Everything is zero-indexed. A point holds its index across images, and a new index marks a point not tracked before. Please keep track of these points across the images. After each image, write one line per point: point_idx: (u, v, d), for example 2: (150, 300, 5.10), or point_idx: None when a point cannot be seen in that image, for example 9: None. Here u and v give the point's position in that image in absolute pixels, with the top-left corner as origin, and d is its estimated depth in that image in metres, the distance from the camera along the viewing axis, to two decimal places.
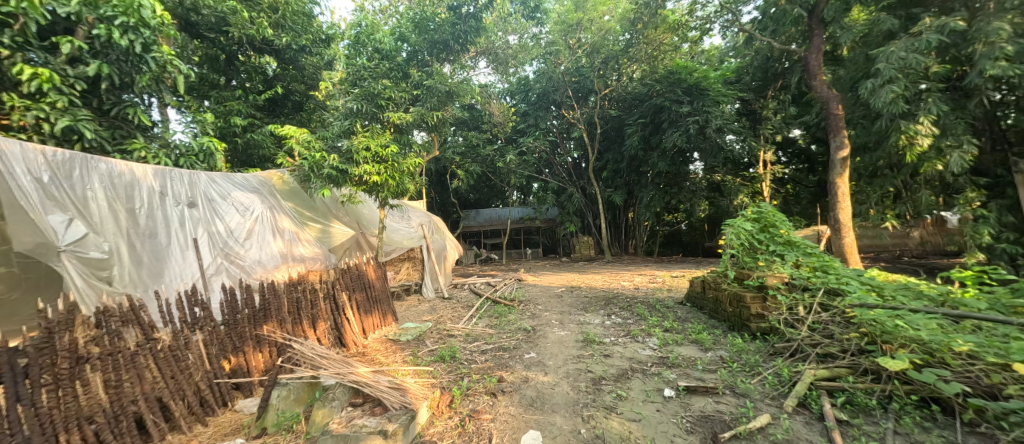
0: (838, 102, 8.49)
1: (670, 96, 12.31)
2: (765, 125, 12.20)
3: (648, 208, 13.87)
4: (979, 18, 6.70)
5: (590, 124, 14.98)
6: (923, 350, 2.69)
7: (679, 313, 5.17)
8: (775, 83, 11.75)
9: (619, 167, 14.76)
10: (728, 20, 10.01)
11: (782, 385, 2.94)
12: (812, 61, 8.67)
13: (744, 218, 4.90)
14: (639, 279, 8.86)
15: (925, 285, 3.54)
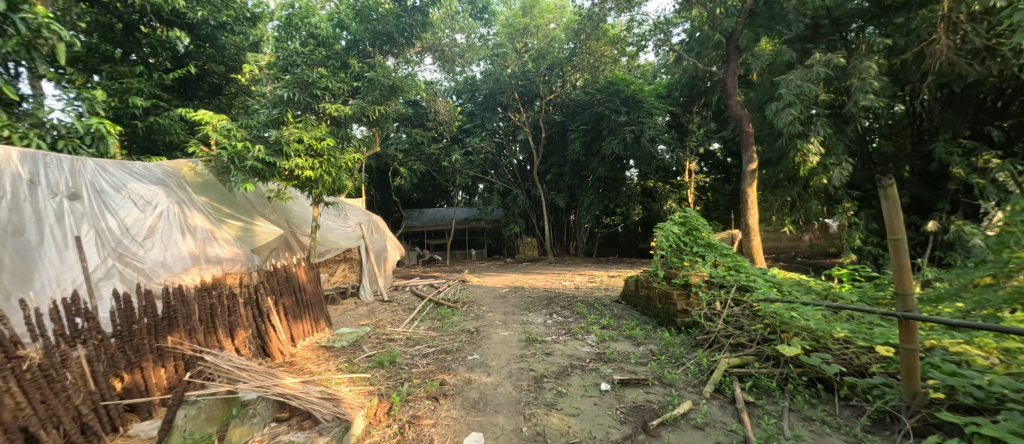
0: (749, 120, 9.63)
1: (608, 105, 13.06)
2: (690, 137, 13.42)
3: (588, 212, 14.40)
4: (855, 58, 7.99)
5: (535, 128, 15.32)
6: (811, 337, 3.15)
7: (615, 311, 5.48)
8: (699, 100, 12.93)
9: (562, 170, 15.27)
10: (661, 39, 10.83)
11: (702, 373, 3.26)
12: (729, 83, 9.71)
13: (672, 222, 5.32)
14: (579, 279, 9.23)
15: (813, 282, 4.16)
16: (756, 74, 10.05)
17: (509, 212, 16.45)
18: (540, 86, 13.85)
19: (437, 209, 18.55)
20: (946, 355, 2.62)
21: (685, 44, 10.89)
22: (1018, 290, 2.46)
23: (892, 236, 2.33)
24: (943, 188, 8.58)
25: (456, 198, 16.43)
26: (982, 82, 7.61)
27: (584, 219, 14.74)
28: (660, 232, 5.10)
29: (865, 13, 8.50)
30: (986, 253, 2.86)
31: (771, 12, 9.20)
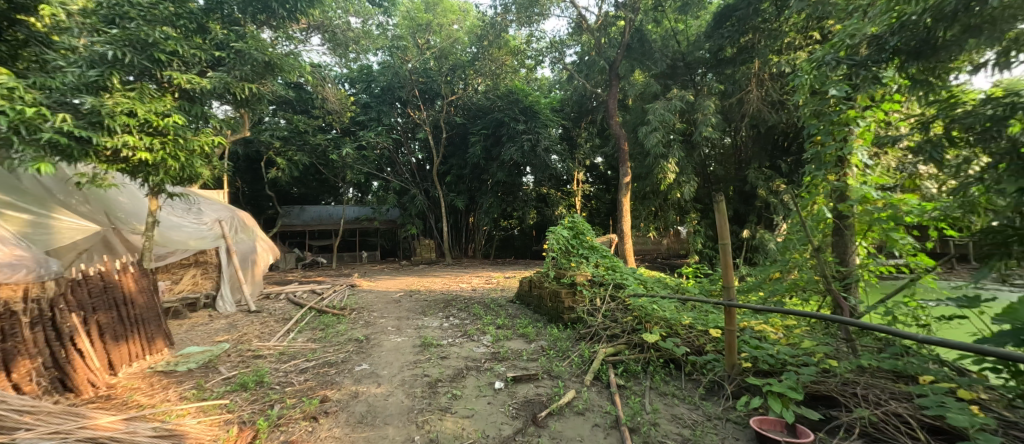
0: (624, 140, 11.10)
1: (507, 112, 13.61)
2: (580, 151, 14.79)
3: (487, 214, 14.82)
4: (700, 97, 9.83)
5: (435, 127, 14.98)
6: (666, 325, 3.76)
7: (509, 311, 5.70)
8: (586, 117, 14.62)
9: (462, 172, 15.22)
10: (556, 57, 12.30)
11: (584, 364, 3.61)
12: (611, 104, 11.07)
13: (561, 226, 5.75)
14: (476, 281, 9.30)
15: (671, 278, 4.93)
16: (633, 99, 11.54)
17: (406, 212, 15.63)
18: (442, 85, 13.65)
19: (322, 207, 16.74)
20: (753, 332, 3.40)
21: (578, 65, 12.10)
22: (794, 281, 3.36)
23: (720, 241, 2.90)
24: (750, 205, 11.11)
25: (346, 195, 14.97)
26: (776, 126, 10.12)
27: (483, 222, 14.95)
28: (552, 235, 5.48)
29: (709, 62, 10.56)
30: (777, 254, 3.83)
31: (642, 49, 10.80)
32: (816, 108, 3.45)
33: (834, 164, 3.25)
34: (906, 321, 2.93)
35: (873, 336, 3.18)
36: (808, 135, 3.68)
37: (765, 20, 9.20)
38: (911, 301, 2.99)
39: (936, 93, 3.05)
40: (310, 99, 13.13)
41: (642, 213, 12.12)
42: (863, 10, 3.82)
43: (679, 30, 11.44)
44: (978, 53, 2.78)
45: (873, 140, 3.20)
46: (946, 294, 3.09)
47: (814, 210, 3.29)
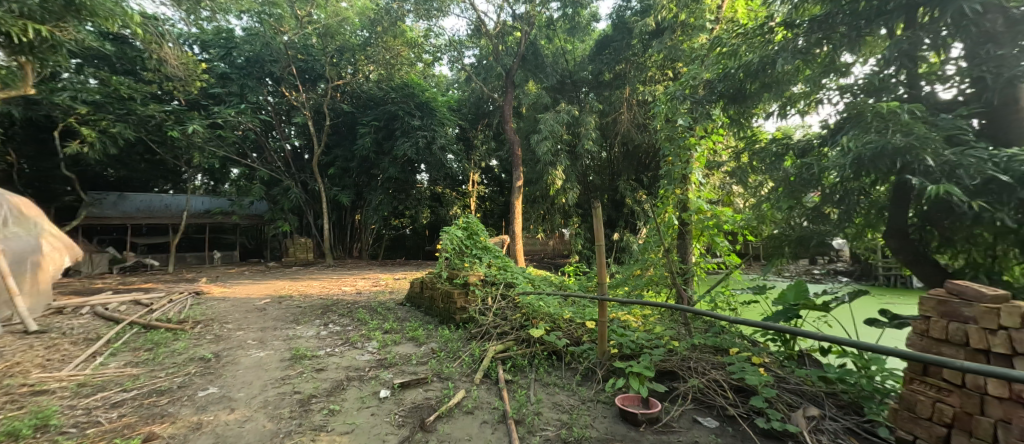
0: (517, 145, 12.07)
1: (403, 108, 12.85)
2: (475, 152, 14.97)
3: (377, 212, 13.62)
4: (582, 113, 10.96)
5: (317, 112, 13.47)
6: (550, 319, 4.07)
7: (398, 314, 5.50)
8: (483, 120, 14.96)
9: (349, 165, 13.95)
10: (454, 56, 12.40)
11: (474, 363, 3.66)
12: (506, 110, 12.08)
13: (455, 226, 5.73)
14: (361, 283, 8.58)
15: (554, 277, 5.58)
16: (528, 108, 12.25)
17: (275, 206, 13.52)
18: (326, 66, 12.20)
19: (155, 196, 13.47)
20: (619, 321, 3.91)
21: (476, 67, 12.59)
22: (650, 277, 4.01)
23: (597, 242, 3.25)
24: (619, 212, 12.55)
25: (192, 183, 12.19)
26: (639, 150, 11.60)
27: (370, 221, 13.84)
28: (446, 235, 5.43)
29: (592, 83, 11.86)
30: (639, 254, 4.51)
31: (536, 61, 11.91)
32: (670, 133, 4.15)
33: (680, 180, 3.99)
34: (722, 306, 3.76)
35: (702, 319, 4.00)
36: (663, 155, 4.40)
37: (634, 54, 10.78)
38: (726, 290, 3.87)
39: (745, 130, 4.15)
40: (142, 59, 10.34)
41: (533, 215, 12.84)
42: (703, 59, 4.85)
43: (568, 51, 12.57)
44: (768, 105, 3.90)
45: (705, 162, 4.00)
46: (747, 284, 4.08)
47: (665, 218, 3.99)
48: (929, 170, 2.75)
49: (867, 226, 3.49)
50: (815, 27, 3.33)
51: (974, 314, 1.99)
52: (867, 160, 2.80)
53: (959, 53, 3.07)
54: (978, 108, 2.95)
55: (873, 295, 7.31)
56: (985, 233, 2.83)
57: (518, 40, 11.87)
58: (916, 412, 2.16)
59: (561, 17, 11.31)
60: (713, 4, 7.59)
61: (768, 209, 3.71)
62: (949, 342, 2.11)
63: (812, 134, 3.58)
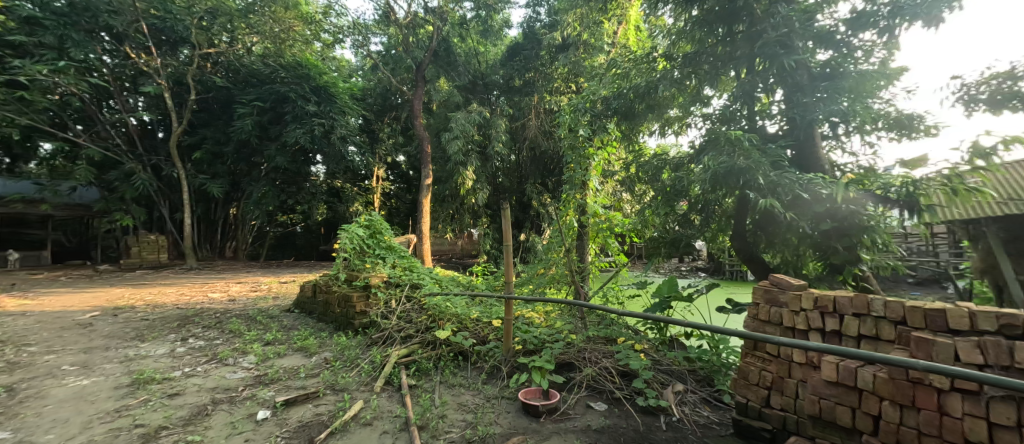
0: (427, 142, 11.70)
1: (297, 90, 11.24)
2: (381, 145, 13.98)
3: (260, 206, 11.71)
4: (492, 117, 11.19)
5: (177, 83, 11.15)
6: (457, 320, 4.07)
7: (284, 323, 4.95)
8: (390, 113, 14.14)
9: (222, 149, 11.73)
10: (358, 40, 11.69)
11: (374, 370, 3.43)
12: (416, 105, 11.65)
13: (356, 224, 5.32)
14: (235, 289, 7.34)
15: (463, 277, 5.71)
16: (439, 104, 12.10)
17: (109, 195, 10.82)
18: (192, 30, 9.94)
19: None
20: (523, 318, 4.07)
21: (382, 56, 12.28)
22: (553, 275, 4.31)
23: (505, 243, 3.33)
24: (526, 213, 12.72)
25: None
26: (547, 153, 11.85)
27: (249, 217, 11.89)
28: (344, 234, 4.98)
29: (504, 87, 12.14)
30: (543, 254, 4.79)
31: (448, 59, 11.92)
32: (573, 142, 4.44)
33: (580, 185, 4.32)
34: (612, 300, 4.22)
35: (595, 313, 4.43)
36: (566, 162, 4.68)
37: (543, 64, 11.34)
38: (615, 285, 4.34)
39: (633, 144, 4.85)
40: None
41: (442, 215, 12.56)
42: (601, 77, 5.41)
43: (480, 52, 12.65)
44: (651, 124, 4.75)
45: (602, 171, 4.41)
46: (632, 280, 4.63)
47: (567, 220, 4.31)
48: (761, 188, 3.43)
49: (719, 230, 4.27)
50: (687, 62, 4.13)
51: (786, 299, 2.57)
52: (722, 177, 3.46)
53: (780, 98, 3.94)
54: (792, 141, 3.86)
55: (723, 287, 9.01)
56: (793, 238, 3.74)
57: (430, 34, 11.53)
58: (748, 379, 2.67)
59: (474, 18, 11.49)
60: (610, 30, 8.59)
61: (649, 215, 4.32)
62: (771, 322, 2.67)
63: (682, 153, 4.28)
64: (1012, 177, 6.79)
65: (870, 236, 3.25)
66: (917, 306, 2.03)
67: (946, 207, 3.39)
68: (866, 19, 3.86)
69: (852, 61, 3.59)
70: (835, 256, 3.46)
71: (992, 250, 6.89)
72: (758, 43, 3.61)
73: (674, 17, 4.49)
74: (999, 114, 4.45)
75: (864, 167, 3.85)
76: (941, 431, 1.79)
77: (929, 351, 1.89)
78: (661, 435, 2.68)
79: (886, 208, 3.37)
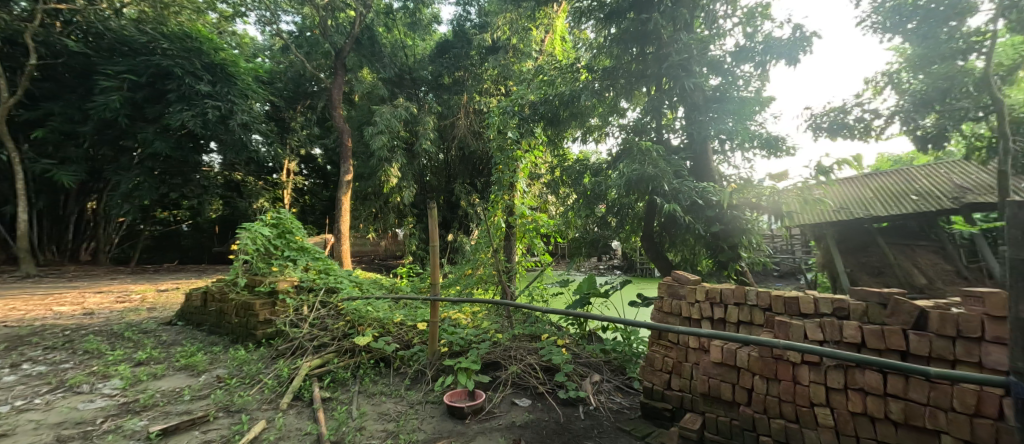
0: (348, 135, 10.87)
1: (183, 65, 9.39)
2: (291, 135, 12.60)
3: (129, 200, 9.74)
4: (420, 113, 10.80)
5: (10, 43, 8.82)
6: (379, 325, 3.88)
7: (164, 338, 4.23)
8: (303, 100, 12.87)
9: (75, 129, 9.37)
10: (265, 17, 10.42)
11: (280, 386, 3.09)
12: (335, 95, 10.79)
13: (261, 223, 4.77)
14: (97, 300, 6.07)
15: (385, 279, 5.49)
16: (361, 95, 11.38)
17: None
18: None
19: None
20: (449, 320, 4.04)
21: (295, 38, 11.08)
22: (480, 275, 4.37)
23: (431, 243, 3.24)
24: (455, 213, 12.36)
25: None
26: (475, 156, 11.79)
27: (116, 213, 9.83)
28: (246, 234, 4.42)
29: (432, 84, 11.77)
30: (471, 255, 4.79)
31: (372, 49, 11.21)
32: (501, 143, 4.43)
33: (508, 187, 4.40)
34: (537, 298, 4.38)
35: (520, 311, 4.55)
36: (494, 163, 4.72)
37: (472, 64, 11.22)
38: (540, 284, 4.50)
39: (558, 150, 5.10)
40: None
41: (364, 214, 11.78)
42: (529, 82, 5.65)
43: (407, 45, 12.15)
44: (574, 131, 5.04)
45: (529, 173, 4.56)
46: (555, 278, 4.87)
47: (495, 220, 4.33)
48: (665, 194, 3.86)
49: (632, 231, 4.67)
50: (605, 76, 4.48)
51: (684, 292, 2.93)
52: (635, 182, 3.81)
53: (682, 115, 4.46)
54: (690, 154, 4.41)
55: (635, 283, 9.97)
56: (690, 238, 4.28)
57: (352, 20, 10.77)
58: (654, 365, 2.96)
59: (401, 9, 11.02)
60: (537, 37, 8.89)
61: (572, 217, 4.67)
62: (672, 313, 3.01)
63: (601, 159, 4.77)
64: (841, 192, 8.63)
65: (747, 237, 3.87)
66: (780, 295, 2.46)
67: (800, 213, 4.13)
68: (746, 54, 4.53)
69: (736, 88, 4.19)
70: (722, 254, 4.03)
71: (829, 249, 8.63)
72: (664, 64, 4.04)
73: (595, 32, 4.88)
74: (835, 140, 5.59)
75: (743, 179, 4.50)
76: (794, 397, 2.21)
77: (787, 332, 2.32)
78: (579, 424, 2.85)
79: (759, 214, 4.01)
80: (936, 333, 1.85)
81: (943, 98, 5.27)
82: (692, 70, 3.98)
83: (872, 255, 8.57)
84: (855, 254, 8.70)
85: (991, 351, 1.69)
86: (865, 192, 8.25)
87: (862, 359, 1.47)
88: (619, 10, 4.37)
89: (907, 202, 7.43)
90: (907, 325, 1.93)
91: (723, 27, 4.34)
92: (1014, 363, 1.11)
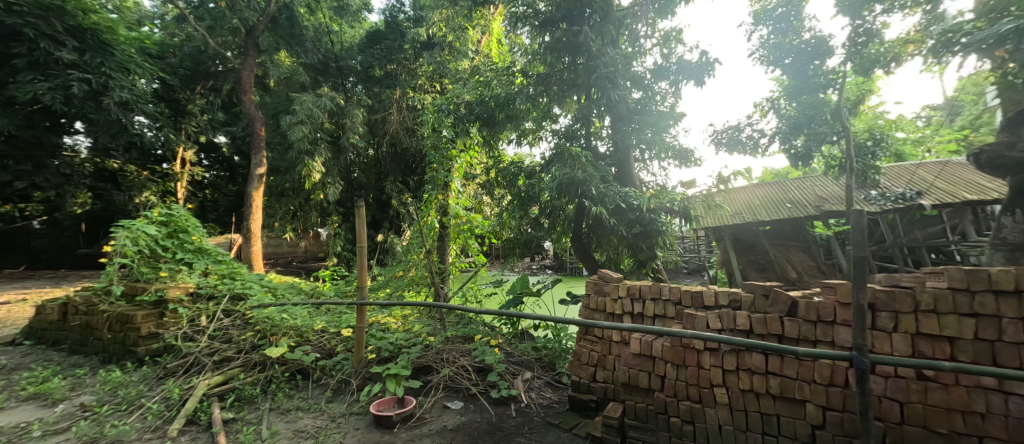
0: (261, 123, 9.74)
1: (38, 26, 7.56)
2: (188, 120, 10.89)
3: None
4: (348, 105, 10.07)
5: None
6: (296, 333, 3.55)
7: (4, 362, 3.42)
8: (205, 81, 11.00)
9: None
10: None
11: (168, 410, 2.65)
12: (246, 78, 9.61)
13: (145, 220, 4.08)
14: None
15: (304, 284, 5.05)
16: (275, 80, 10.31)
17: None
18: None
19: None
20: (379, 325, 3.86)
21: (194, 9, 9.45)
22: (411, 277, 4.26)
23: (358, 244, 3.05)
24: (385, 213, 11.69)
25: None
26: (408, 153, 11.25)
27: None
28: (124, 234, 3.73)
29: (361, 75, 11.00)
30: (401, 256, 4.64)
31: (290, 30, 10.19)
32: (435, 142, 4.44)
33: (442, 187, 4.34)
34: (471, 299, 4.35)
35: (454, 313, 4.48)
36: (427, 161, 4.64)
37: (406, 58, 10.73)
38: (474, 285, 4.48)
39: (494, 151, 5.14)
40: None
41: (279, 212, 10.66)
42: (465, 82, 5.66)
43: (332, 31, 11.24)
44: (509, 134, 5.14)
45: (464, 174, 4.52)
46: (490, 279, 4.89)
47: (428, 220, 4.23)
48: (593, 197, 4.10)
49: (563, 232, 4.87)
50: (539, 81, 4.61)
51: (608, 289, 3.13)
52: (566, 185, 3.98)
53: (608, 124, 4.78)
54: (613, 161, 4.74)
55: (564, 282, 10.42)
56: (615, 240, 4.58)
57: None
58: (581, 359, 3.11)
59: None
60: (474, 38, 8.87)
61: (507, 218, 4.80)
62: (598, 309, 3.19)
63: (535, 162, 4.92)
64: (736, 200, 9.95)
65: (662, 238, 4.25)
66: (688, 290, 2.75)
67: (705, 217, 4.65)
68: (663, 72, 4.97)
69: (654, 103, 4.64)
70: (642, 254, 4.39)
71: (726, 249, 9.86)
72: (593, 75, 4.29)
73: (530, 39, 5.02)
74: (731, 154, 6.40)
75: (660, 185, 4.94)
76: (698, 381, 2.47)
77: (693, 323, 2.60)
78: (511, 422, 2.89)
79: (672, 218, 4.44)
80: (803, 318, 2.22)
81: (809, 124, 6.27)
82: (618, 83, 4.30)
83: (758, 254, 9.93)
84: (746, 253, 10.03)
85: (841, 331, 2.08)
86: (754, 201, 9.60)
87: (748, 344, 1.70)
88: (553, 18, 4.65)
89: (784, 209, 8.81)
90: (783, 313, 2.29)
91: (644, 47, 4.74)
92: (855, 342, 1.58)
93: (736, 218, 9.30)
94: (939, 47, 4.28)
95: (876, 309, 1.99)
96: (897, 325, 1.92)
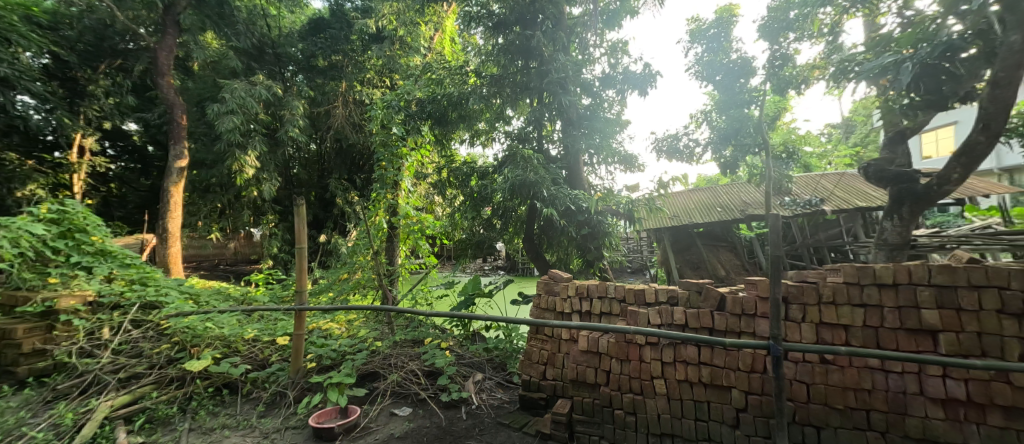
0: (183, 110, 8.72)
1: None
2: (87, 102, 9.37)
3: None
4: (287, 96, 9.33)
5: None
6: (223, 344, 3.24)
7: None
8: (111, 59, 9.63)
9: None
10: None
11: (59, 437, 2.27)
12: (163, 60, 8.49)
13: (29, 217, 3.47)
14: None
15: (233, 289, 4.61)
16: (198, 64, 9.30)
17: None
18: None
19: None
20: (320, 332, 3.63)
21: None
22: (357, 280, 4.06)
23: (297, 245, 2.84)
24: (328, 212, 11.01)
25: None
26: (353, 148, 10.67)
27: None
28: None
29: (301, 63, 10.27)
30: (347, 258, 4.43)
31: (219, 10, 8.91)
32: (385, 139, 4.30)
33: (392, 186, 4.21)
34: (420, 302, 4.24)
35: (403, 316, 4.33)
36: (376, 158, 4.48)
37: (352, 49, 10.19)
38: (424, 287, 4.36)
39: (446, 150, 5.07)
40: None
41: (203, 209, 9.64)
42: (416, 78, 5.51)
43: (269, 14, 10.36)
44: (462, 134, 5.09)
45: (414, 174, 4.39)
46: (440, 280, 4.80)
47: (376, 220, 4.07)
48: (545, 199, 4.19)
49: (515, 233, 4.91)
50: (492, 83, 4.59)
51: (558, 289, 3.19)
52: (518, 186, 4.03)
53: (559, 128, 4.89)
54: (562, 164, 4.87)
55: (516, 283, 10.51)
56: (565, 241, 4.71)
57: None
58: (532, 358, 3.14)
59: None
60: (426, 34, 8.68)
61: (458, 218, 4.76)
62: (548, 308, 3.24)
63: (487, 162, 4.91)
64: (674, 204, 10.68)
65: (608, 239, 4.45)
66: (632, 288, 2.89)
67: (648, 219, 4.94)
68: (611, 80, 5.15)
69: (602, 109, 4.83)
70: (590, 254, 4.57)
71: (665, 249, 10.56)
72: (545, 79, 4.35)
73: (483, 40, 5.01)
74: (671, 161, 6.86)
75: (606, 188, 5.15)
76: (639, 373, 2.61)
77: (636, 319, 2.74)
78: (461, 425, 2.85)
79: (618, 220, 4.67)
80: (729, 312, 2.43)
81: (736, 136, 6.70)
82: (569, 89, 4.39)
83: (692, 253, 10.74)
84: (683, 253, 10.80)
85: (760, 323, 2.31)
86: (689, 204, 10.37)
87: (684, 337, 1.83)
88: (506, 22, 4.64)
89: (715, 213, 9.60)
90: (713, 307, 2.49)
91: (593, 55, 4.90)
92: (773, 332, 1.76)
93: (674, 221, 9.98)
94: (838, 72, 4.87)
95: (788, 302, 2.22)
96: (805, 316, 2.15)
